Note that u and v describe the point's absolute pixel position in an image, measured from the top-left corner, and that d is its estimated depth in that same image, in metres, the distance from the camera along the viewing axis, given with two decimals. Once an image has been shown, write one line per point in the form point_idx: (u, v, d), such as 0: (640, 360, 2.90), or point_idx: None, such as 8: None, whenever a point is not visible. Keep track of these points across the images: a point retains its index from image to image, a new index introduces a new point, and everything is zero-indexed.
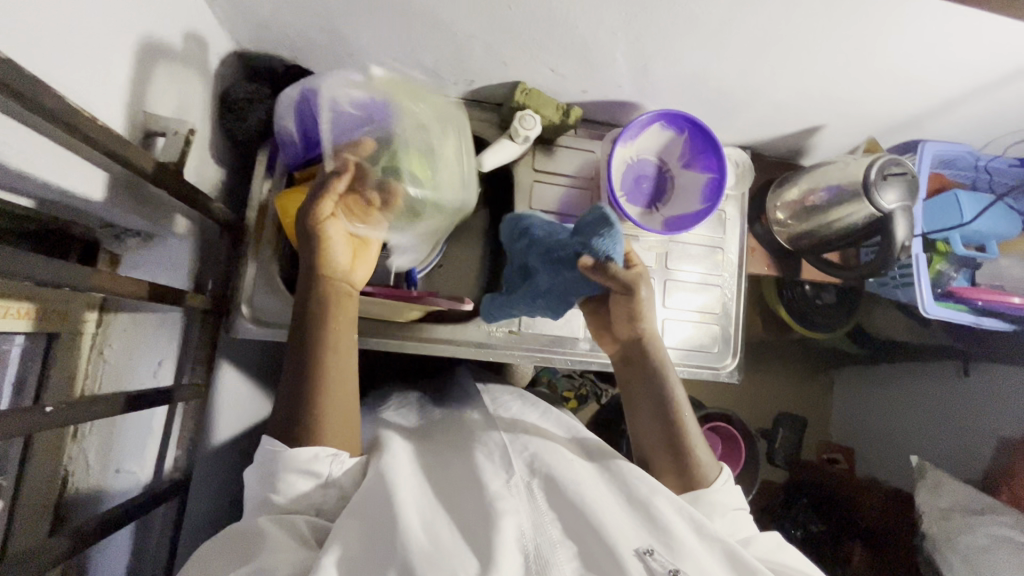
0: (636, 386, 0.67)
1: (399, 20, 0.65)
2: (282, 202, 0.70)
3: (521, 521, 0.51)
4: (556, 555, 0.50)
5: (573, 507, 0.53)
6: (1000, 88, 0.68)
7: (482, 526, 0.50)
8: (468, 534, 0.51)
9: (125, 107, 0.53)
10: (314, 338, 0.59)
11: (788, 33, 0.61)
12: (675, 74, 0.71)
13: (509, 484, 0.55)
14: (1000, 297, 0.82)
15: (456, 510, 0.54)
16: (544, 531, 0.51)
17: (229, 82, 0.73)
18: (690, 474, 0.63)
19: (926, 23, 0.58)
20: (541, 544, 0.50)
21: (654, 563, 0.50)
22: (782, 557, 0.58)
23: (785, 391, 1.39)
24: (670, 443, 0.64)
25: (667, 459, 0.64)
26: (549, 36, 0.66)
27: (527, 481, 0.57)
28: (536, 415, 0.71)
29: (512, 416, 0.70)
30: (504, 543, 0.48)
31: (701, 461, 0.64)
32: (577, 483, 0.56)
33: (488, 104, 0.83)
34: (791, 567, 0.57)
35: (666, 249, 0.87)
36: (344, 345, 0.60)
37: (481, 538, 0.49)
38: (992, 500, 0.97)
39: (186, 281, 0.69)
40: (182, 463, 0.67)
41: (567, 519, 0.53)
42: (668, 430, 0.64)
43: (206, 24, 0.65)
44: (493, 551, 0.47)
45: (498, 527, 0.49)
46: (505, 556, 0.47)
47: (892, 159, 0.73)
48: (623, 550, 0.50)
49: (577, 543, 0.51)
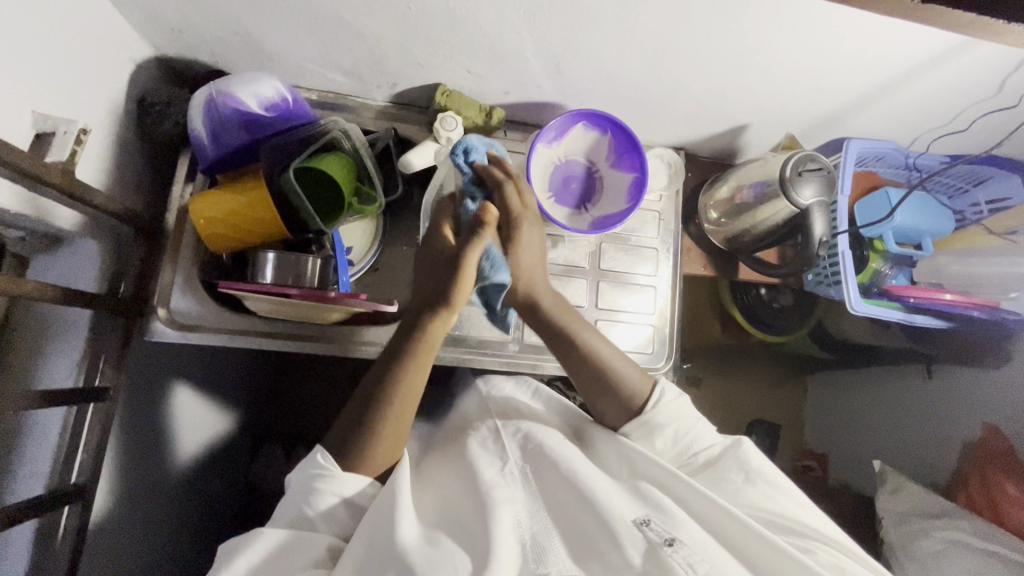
0: (559, 352, 0.69)
1: (308, 22, 0.66)
2: (200, 204, 0.70)
3: (517, 510, 0.56)
4: (551, 542, 0.54)
5: (568, 486, 0.58)
6: (908, 83, 0.68)
7: (478, 519, 0.54)
8: (466, 528, 0.54)
9: (12, 106, 0.53)
10: (386, 381, 0.60)
11: (688, 28, 0.62)
12: (589, 73, 0.72)
13: (503, 472, 0.60)
14: (929, 294, 0.81)
15: (456, 503, 0.58)
16: (539, 519, 0.56)
17: (148, 86, 0.74)
18: (628, 400, 0.67)
19: (817, 19, 0.58)
20: (537, 531, 0.54)
21: (651, 533, 0.53)
22: (780, 504, 0.59)
23: (756, 397, 1.34)
24: (602, 389, 0.68)
25: (607, 399, 0.68)
26: (457, 35, 0.67)
27: (521, 468, 0.62)
28: (529, 396, 0.75)
29: (506, 396, 0.74)
30: (503, 531, 0.52)
31: (633, 382, 0.67)
32: (569, 461, 0.61)
33: (416, 107, 0.84)
34: (787, 516, 0.58)
35: (598, 249, 0.87)
36: (415, 392, 0.61)
37: (478, 525, 0.53)
38: (951, 504, 0.90)
39: (93, 281, 0.66)
40: (86, 468, 0.65)
41: (561, 502, 0.58)
42: (593, 374, 0.68)
43: (116, 28, 0.66)
44: (489, 538, 0.51)
45: (495, 515, 0.53)
46: (501, 546, 0.50)
47: (809, 155, 0.75)
48: (618, 523, 0.54)
49: (573, 524, 0.56)
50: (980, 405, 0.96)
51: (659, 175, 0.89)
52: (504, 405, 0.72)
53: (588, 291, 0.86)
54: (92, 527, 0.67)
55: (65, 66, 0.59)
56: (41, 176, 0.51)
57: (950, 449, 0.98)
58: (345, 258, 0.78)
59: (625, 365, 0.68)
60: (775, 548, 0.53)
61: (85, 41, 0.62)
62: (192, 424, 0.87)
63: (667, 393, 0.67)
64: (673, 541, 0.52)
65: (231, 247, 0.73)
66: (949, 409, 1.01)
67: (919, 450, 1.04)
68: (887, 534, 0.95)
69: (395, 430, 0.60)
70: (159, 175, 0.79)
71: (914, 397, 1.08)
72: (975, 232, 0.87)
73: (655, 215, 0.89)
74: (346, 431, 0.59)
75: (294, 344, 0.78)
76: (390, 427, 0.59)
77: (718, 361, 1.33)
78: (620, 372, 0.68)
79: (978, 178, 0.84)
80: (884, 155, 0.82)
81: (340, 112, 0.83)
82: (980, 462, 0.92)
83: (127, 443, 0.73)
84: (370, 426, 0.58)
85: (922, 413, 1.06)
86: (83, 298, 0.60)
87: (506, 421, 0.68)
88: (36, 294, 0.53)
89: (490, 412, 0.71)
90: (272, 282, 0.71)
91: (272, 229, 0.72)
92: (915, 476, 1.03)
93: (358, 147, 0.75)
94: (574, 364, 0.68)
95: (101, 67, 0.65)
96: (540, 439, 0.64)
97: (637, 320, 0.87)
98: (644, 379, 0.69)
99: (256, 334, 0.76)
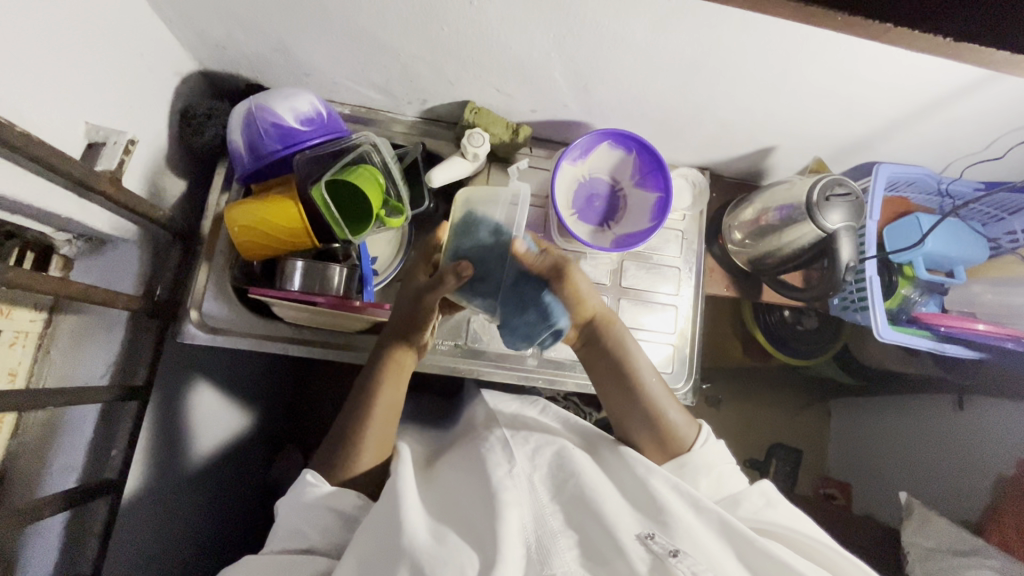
0: (609, 385, 0.69)
1: (345, 41, 0.68)
2: (232, 212, 0.72)
3: (523, 513, 0.54)
4: (556, 544, 0.52)
5: (575, 501, 0.56)
6: (938, 110, 0.67)
7: (483, 525, 0.52)
8: (472, 532, 0.52)
9: (69, 116, 0.57)
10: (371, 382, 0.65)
11: (715, 50, 0.62)
12: (616, 93, 0.73)
13: (510, 475, 0.58)
14: (962, 323, 0.78)
15: (460, 513, 0.55)
16: (544, 522, 0.54)
17: (190, 98, 0.77)
18: (670, 443, 0.66)
19: (834, 52, 0.60)
20: (542, 535, 0.52)
21: (656, 546, 0.52)
22: (800, 527, 0.59)
23: (777, 419, 1.31)
24: (644, 429, 0.67)
25: (643, 437, 0.67)
26: (486, 55, 0.69)
27: (529, 474, 0.59)
28: (536, 412, 0.71)
29: (512, 413, 0.71)
30: (509, 533, 0.50)
31: (677, 428, 0.66)
32: (577, 475, 0.58)
33: (444, 123, 0.86)
34: (807, 538, 0.58)
35: (621, 266, 0.87)
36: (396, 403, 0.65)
37: (483, 528, 0.52)
38: (982, 541, 0.86)
39: (132, 285, 0.69)
40: (116, 463, 0.67)
41: (568, 510, 0.56)
42: (644, 414, 0.67)
43: (164, 43, 0.69)
44: (496, 540, 0.49)
45: (501, 517, 0.51)
46: (509, 546, 0.49)
47: (835, 180, 0.75)
48: (623, 535, 0.52)
49: (580, 530, 0.54)
50: (1011, 440, 0.92)
51: (683, 195, 0.89)
52: (512, 419, 0.69)
53: (609, 307, 0.86)
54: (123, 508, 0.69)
55: (118, 81, 0.63)
56: (89, 183, 0.54)
57: (982, 483, 0.93)
58: (369, 267, 0.80)
59: (674, 412, 0.67)
60: (785, 569, 0.52)
61: (136, 56, 0.65)
62: (224, 423, 0.88)
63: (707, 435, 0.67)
64: (678, 552, 0.51)
65: (263, 254, 0.76)
66: (982, 440, 0.96)
67: (947, 483, 0.99)
68: (912, 568, 0.91)
69: (389, 426, 0.64)
70: (197, 182, 0.82)
71: (942, 427, 1.03)
72: (1010, 261, 0.84)
73: (678, 234, 0.89)
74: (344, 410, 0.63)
75: (319, 352, 0.80)
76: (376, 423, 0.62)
77: (739, 380, 1.31)
78: (665, 415, 0.66)
79: (1014, 207, 0.82)
80: (915, 179, 0.81)
81: (371, 127, 0.85)
82: (1014, 498, 0.87)
83: (159, 447, 0.75)
84: (370, 406, 0.63)
85: (950, 444, 1.01)
86: (120, 299, 0.63)
87: (514, 431, 0.65)
88: (78, 295, 0.56)
89: (497, 422, 0.68)
90: (299, 290, 0.73)
91: (301, 238, 0.74)
92: (943, 510, 0.98)
93: (388, 161, 0.77)
94: (626, 406, 0.68)
95: (149, 80, 0.68)
96: (549, 454, 0.61)
97: (658, 340, 0.86)
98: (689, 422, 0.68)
99: (281, 339, 0.78)
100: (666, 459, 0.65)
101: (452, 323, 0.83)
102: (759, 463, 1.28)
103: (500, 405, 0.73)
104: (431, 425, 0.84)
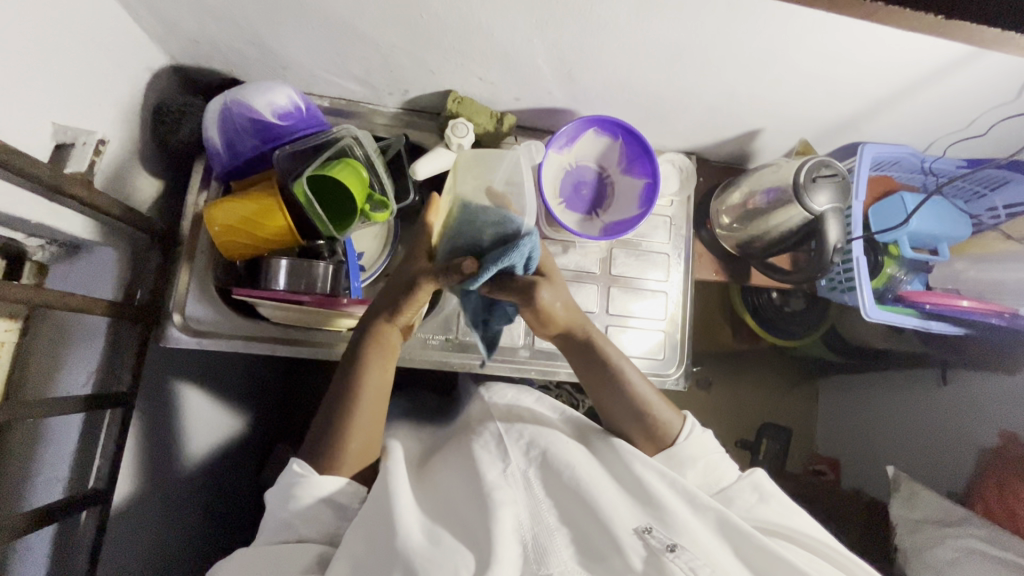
0: (584, 368, 0.68)
1: (322, 32, 0.66)
2: (213, 211, 0.70)
3: (518, 511, 0.54)
4: (553, 542, 0.53)
5: (569, 493, 0.56)
6: (922, 88, 0.68)
7: (480, 522, 0.52)
8: (470, 529, 0.52)
9: (34, 117, 0.54)
10: (357, 367, 0.62)
11: (699, 32, 0.61)
12: (600, 79, 0.72)
13: (504, 474, 0.58)
14: (947, 301, 0.79)
15: (456, 512, 0.55)
16: (541, 520, 0.54)
17: (163, 93, 0.74)
18: (659, 433, 0.64)
19: (819, 33, 0.59)
20: (539, 532, 0.53)
21: (652, 540, 0.53)
22: (794, 522, 0.59)
23: (767, 399, 1.32)
24: (635, 420, 0.65)
25: (636, 429, 0.65)
26: (467, 43, 0.67)
27: (524, 470, 0.59)
28: (531, 400, 0.71)
29: (507, 403, 0.70)
30: (504, 532, 0.50)
31: (662, 417, 0.65)
32: (573, 466, 0.58)
33: (427, 113, 0.85)
34: (802, 533, 0.58)
35: (610, 254, 0.87)
36: (383, 383, 0.62)
37: (479, 526, 0.52)
38: (966, 511, 0.88)
39: (111, 288, 0.67)
40: (104, 472, 0.66)
41: (563, 505, 0.56)
42: (632, 408, 0.65)
43: (133, 37, 0.66)
44: (492, 538, 0.49)
45: (495, 516, 0.51)
46: (505, 545, 0.49)
47: (823, 161, 0.75)
48: (620, 530, 0.53)
49: (576, 527, 0.54)
50: (993, 412, 0.94)
51: (670, 180, 0.88)
52: (507, 411, 0.69)
53: (599, 296, 0.85)
54: (113, 513, 0.68)
55: (86, 80, 0.61)
56: (59, 186, 0.52)
57: (966, 455, 0.95)
58: (356, 264, 0.79)
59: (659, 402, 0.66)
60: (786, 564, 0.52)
61: (105, 53, 0.63)
62: (213, 426, 0.87)
63: (694, 427, 0.66)
64: (675, 546, 0.52)
65: (244, 253, 0.74)
66: (966, 413, 0.98)
67: (934, 456, 1.01)
68: (900, 540, 0.93)
69: (379, 411, 0.61)
70: (174, 180, 0.80)
71: (927, 403, 1.05)
72: (992, 237, 0.85)
73: (666, 220, 0.89)
74: (333, 399, 0.61)
75: (308, 351, 0.78)
76: (371, 395, 0.61)
77: (727, 363, 1.31)
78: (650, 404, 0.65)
79: (998, 183, 0.83)
80: (900, 159, 0.81)
81: (352, 119, 0.83)
82: (997, 468, 0.89)
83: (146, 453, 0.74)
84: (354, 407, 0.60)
85: (934, 417, 1.03)
86: (99, 304, 0.61)
87: (508, 424, 0.65)
88: (54, 303, 0.54)
89: (492, 416, 0.67)
90: (285, 290, 0.71)
91: (285, 236, 0.72)
92: (928, 482, 1.00)
93: (370, 155, 0.75)
94: (615, 399, 0.66)
95: (120, 78, 0.66)
96: (543, 444, 0.61)
97: (650, 326, 0.86)
98: (672, 411, 0.67)
99: (269, 340, 0.77)
100: (657, 450, 0.64)
101: (443, 317, 0.82)
102: (751, 442, 1.29)
103: (495, 392, 0.73)
104: (424, 420, 0.83)
